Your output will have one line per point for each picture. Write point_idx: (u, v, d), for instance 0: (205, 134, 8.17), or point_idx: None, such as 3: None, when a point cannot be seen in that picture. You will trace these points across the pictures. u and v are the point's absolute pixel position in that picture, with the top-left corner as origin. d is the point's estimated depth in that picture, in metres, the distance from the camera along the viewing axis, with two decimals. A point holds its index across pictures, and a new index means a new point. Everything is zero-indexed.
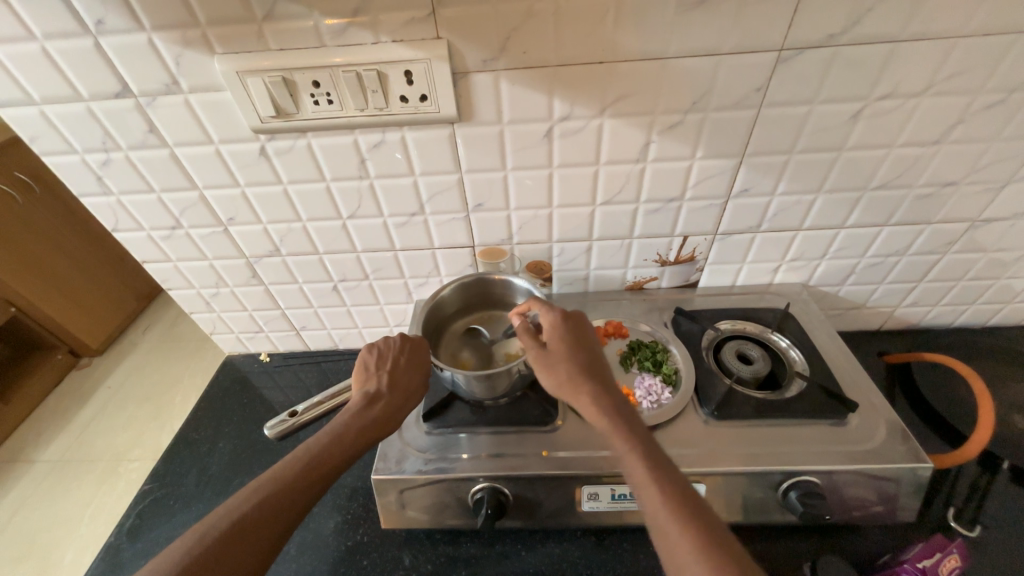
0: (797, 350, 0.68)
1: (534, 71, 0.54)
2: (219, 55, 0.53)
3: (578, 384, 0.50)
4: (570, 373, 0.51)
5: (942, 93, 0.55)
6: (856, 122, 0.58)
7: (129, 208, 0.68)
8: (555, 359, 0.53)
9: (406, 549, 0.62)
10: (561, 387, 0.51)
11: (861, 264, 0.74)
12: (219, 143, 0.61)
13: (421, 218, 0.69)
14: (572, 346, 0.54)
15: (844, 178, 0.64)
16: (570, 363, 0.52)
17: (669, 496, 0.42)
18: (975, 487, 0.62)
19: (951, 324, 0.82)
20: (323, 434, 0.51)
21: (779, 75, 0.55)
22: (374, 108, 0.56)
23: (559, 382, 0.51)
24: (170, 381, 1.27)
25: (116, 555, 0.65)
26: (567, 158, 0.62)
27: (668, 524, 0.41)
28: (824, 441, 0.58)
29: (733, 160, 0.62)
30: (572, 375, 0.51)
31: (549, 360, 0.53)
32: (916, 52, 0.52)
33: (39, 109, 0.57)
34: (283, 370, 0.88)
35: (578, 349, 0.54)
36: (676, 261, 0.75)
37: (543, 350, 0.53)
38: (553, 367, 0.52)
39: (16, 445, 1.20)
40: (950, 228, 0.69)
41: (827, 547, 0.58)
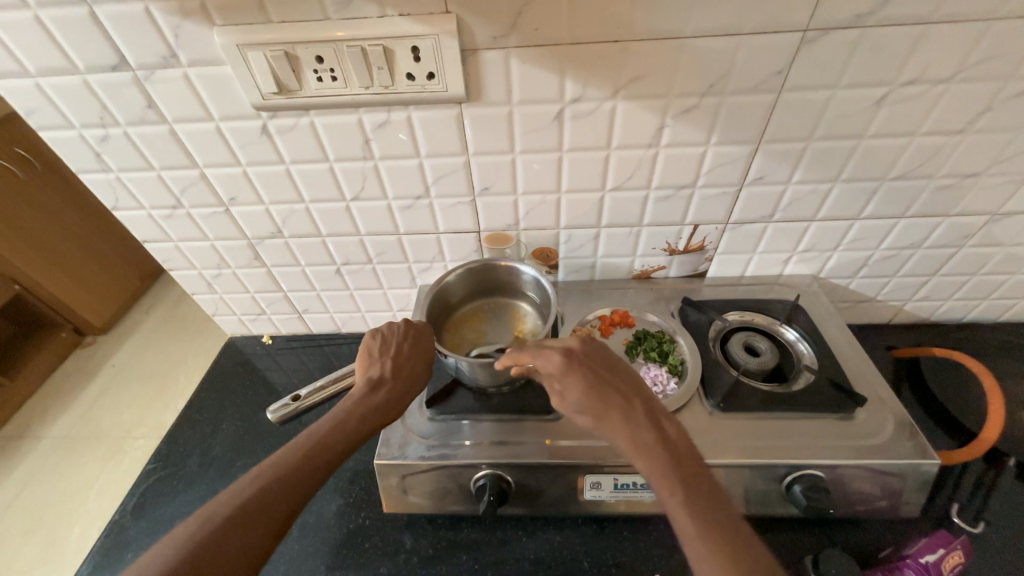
0: (805, 343, 0.68)
1: (546, 49, 0.52)
2: (218, 26, 0.51)
3: (606, 411, 0.48)
4: (612, 406, 0.48)
5: (970, 79, 0.53)
6: (879, 109, 0.56)
7: (128, 186, 0.67)
8: (595, 392, 0.49)
9: (407, 532, 0.62)
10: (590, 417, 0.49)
11: (874, 257, 0.73)
12: (219, 120, 0.59)
13: (426, 201, 0.68)
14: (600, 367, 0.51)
15: (862, 168, 0.62)
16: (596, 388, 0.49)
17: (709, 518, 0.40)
18: (980, 483, 0.61)
19: (961, 320, 0.81)
20: (326, 419, 0.50)
21: (800, 58, 0.52)
22: (379, 86, 0.54)
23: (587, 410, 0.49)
24: (173, 361, 1.27)
25: (121, 533, 0.66)
26: (577, 141, 0.60)
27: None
28: (831, 436, 0.57)
29: (748, 147, 0.60)
30: (597, 399, 0.49)
31: (588, 393, 0.49)
32: (947, 36, 0.50)
33: (35, 81, 0.55)
34: (285, 353, 0.88)
35: (620, 378, 0.51)
36: (686, 250, 0.74)
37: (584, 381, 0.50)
38: (593, 397, 0.49)
39: (21, 422, 1.21)
40: (969, 221, 0.67)
41: (828, 540, 0.58)
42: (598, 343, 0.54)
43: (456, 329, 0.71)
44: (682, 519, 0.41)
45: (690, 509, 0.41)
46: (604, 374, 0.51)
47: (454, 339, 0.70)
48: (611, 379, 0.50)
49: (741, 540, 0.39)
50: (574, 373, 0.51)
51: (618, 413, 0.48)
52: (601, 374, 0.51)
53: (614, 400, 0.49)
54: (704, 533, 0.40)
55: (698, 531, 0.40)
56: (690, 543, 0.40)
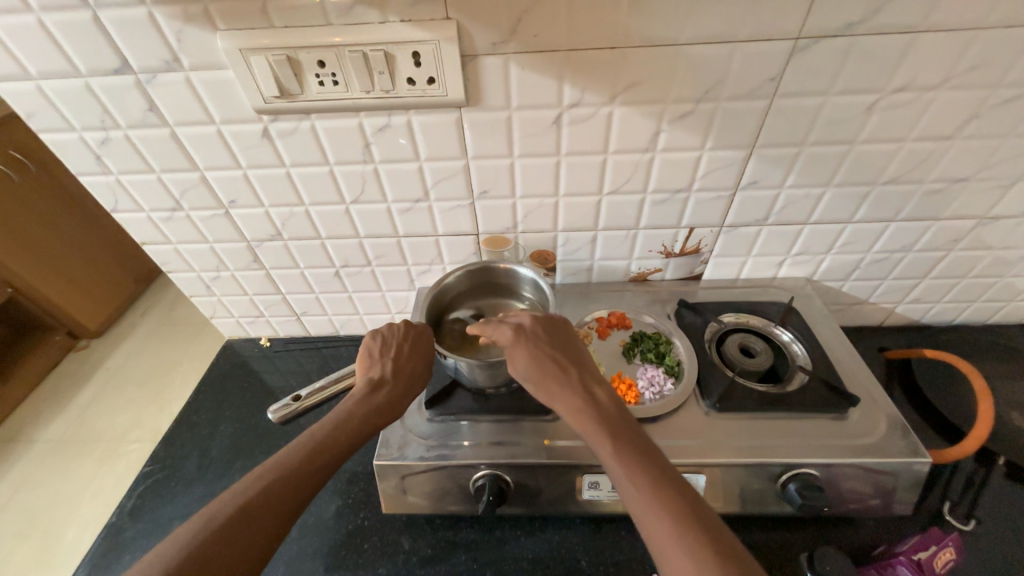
0: (799, 344, 0.68)
1: (545, 55, 0.53)
2: (221, 31, 0.51)
3: (549, 378, 0.50)
4: (553, 376, 0.50)
5: (957, 86, 0.55)
6: (870, 115, 0.57)
7: (128, 189, 0.67)
8: (537, 364, 0.51)
9: (406, 533, 0.62)
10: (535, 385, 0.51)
11: (866, 259, 0.74)
12: (221, 123, 0.60)
13: (425, 204, 0.68)
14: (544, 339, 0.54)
15: (853, 173, 0.63)
16: (539, 358, 0.52)
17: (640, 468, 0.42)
18: (971, 481, 0.62)
19: (952, 322, 0.83)
20: (328, 419, 0.51)
21: (793, 65, 0.53)
22: (380, 91, 0.55)
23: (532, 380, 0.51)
24: (169, 364, 1.27)
25: (118, 535, 0.65)
26: (575, 145, 0.61)
27: (658, 524, 0.39)
28: (825, 435, 0.58)
29: (743, 152, 0.62)
30: (541, 368, 0.51)
31: (531, 366, 0.51)
32: (934, 44, 0.51)
33: (37, 84, 0.56)
34: (283, 355, 0.88)
35: (561, 349, 0.53)
36: (682, 253, 0.75)
37: (526, 355, 0.52)
38: (536, 369, 0.51)
39: (14, 425, 1.20)
40: (958, 225, 0.69)
41: (823, 538, 0.59)
42: (542, 318, 0.56)
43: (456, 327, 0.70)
44: (617, 473, 0.43)
45: (626, 464, 0.43)
46: (545, 347, 0.53)
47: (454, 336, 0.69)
48: (552, 351, 0.52)
49: (675, 489, 0.41)
50: (518, 349, 0.53)
51: (558, 381, 0.50)
52: (544, 347, 0.53)
53: (554, 370, 0.50)
54: (639, 484, 0.41)
55: (635, 482, 0.41)
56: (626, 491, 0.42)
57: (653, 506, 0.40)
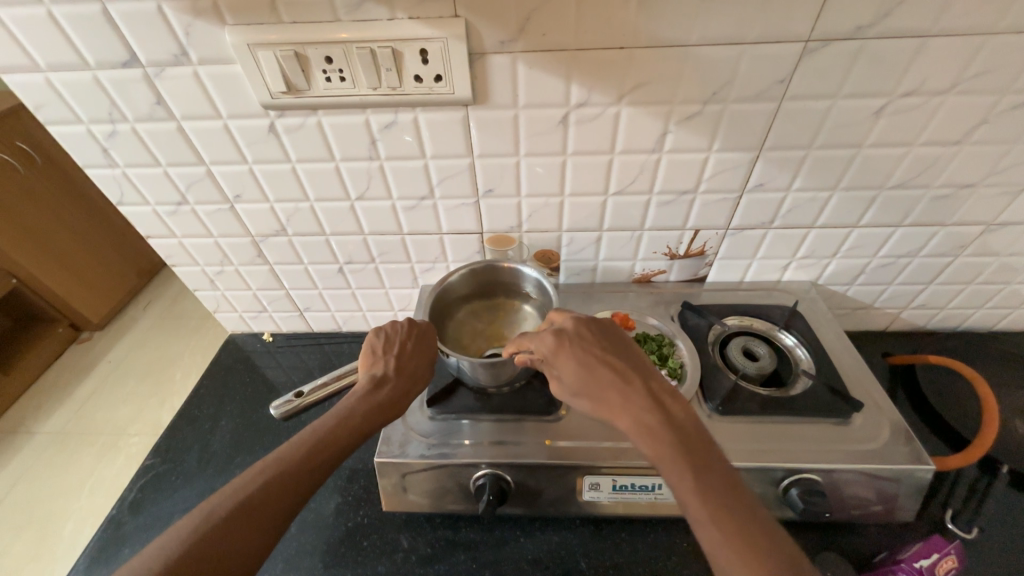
0: (803, 348, 0.68)
1: (553, 54, 0.53)
2: (230, 26, 0.51)
3: (601, 384, 0.49)
4: (610, 386, 0.48)
5: (967, 91, 0.54)
6: (878, 119, 0.57)
7: (134, 182, 0.67)
8: (593, 372, 0.49)
9: (406, 531, 0.62)
10: (585, 389, 0.50)
11: (871, 264, 0.74)
12: (227, 118, 0.60)
13: (430, 202, 0.68)
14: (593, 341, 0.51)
15: (860, 177, 0.63)
16: (590, 363, 0.50)
17: (702, 479, 0.42)
18: (974, 489, 0.62)
19: (957, 328, 0.82)
20: (329, 416, 0.51)
21: (802, 68, 0.53)
22: (387, 87, 0.55)
23: (583, 384, 0.50)
24: (171, 358, 1.27)
25: (119, 528, 0.66)
26: (581, 145, 0.61)
27: (728, 548, 0.38)
28: (827, 440, 0.58)
29: (750, 154, 0.61)
30: (592, 373, 0.49)
31: (585, 374, 0.50)
32: (945, 49, 0.51)
33: (44, 76, 0.56)
34: (286, 351, 0.88)
35: (615, 353, 0.50)
36: (686, 255, 0.75)
37: (581, 362, 0.50)
38: (591, 378, 0.49)
39: (17, 416, 1.20)
40: (965, 231, 0.68)
41: (824, 544, 0.59)
42: (596, 322, 0.54)
43: (460, 330, 0.71)
44: (679, 486, 0.42)
45: (691, 480, 0.42)
46: (602, 353, 0.51)
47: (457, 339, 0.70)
48: (609, 357, 0.50)
49: (746, 514, 0.40)
50: (570, 356, 0.51)
51: (617, 391, 0.48)
52: (600, 354, 0.50)
53: (613, 380, 0.48)
54: (708, 506, 0.40)
55: (703, 503, 0.41)
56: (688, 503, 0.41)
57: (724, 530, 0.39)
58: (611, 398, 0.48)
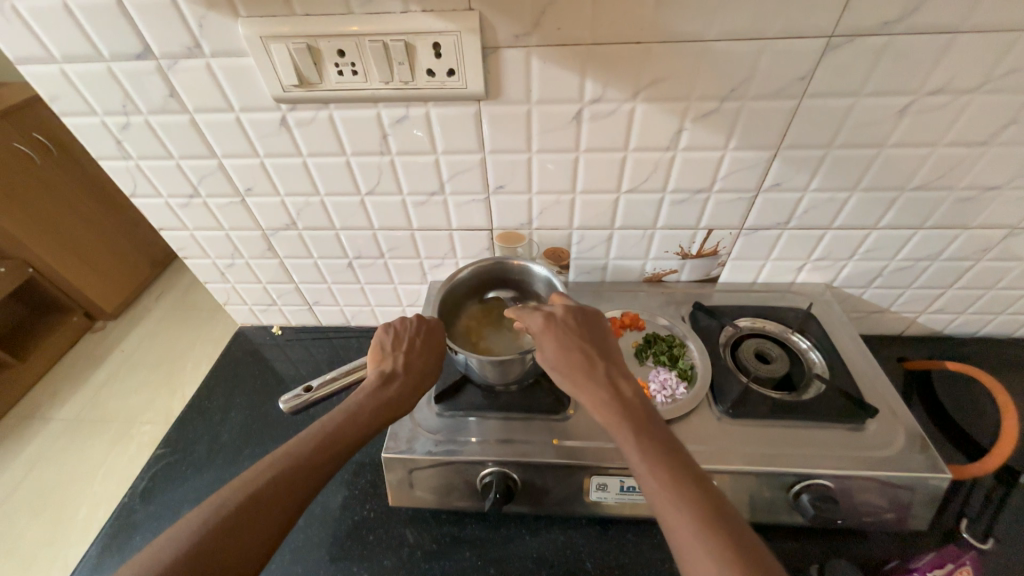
0: (817, 352, 0.67)
1: (568, 49, 0.52)
2: (243, 18, 0.51)
3: (577, 370, 0.49)
4: (582, 369, 0.49)
5: (997, 90, 0.52)
6: (902, 118, 0.55)
7: (147, 174, 0.67)
8: (568, 357, 0.50)
9: (411, 527, 0.63)
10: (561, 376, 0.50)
11: (889, 267, 0.72)
12: (240, 111, 0.60)
13: (440, 198, 0.68)
14: (574, 330, 0.52)
15: (881, 177, 0.61)
16: (569, 350, 0.50)
17: (667, 467, 0.41)
18: (990, 498, 0.61)
19: (976, 334, 0.80)
20: (338, 412, 0.51)
21: (824, 64, 0.52)
22: (399, 82, 0.54)
23: (560, 371, 0.50)
24: (181, 348, 1.29)
25: (130, 516, 0.67)
26: (594, 142, 0.60)
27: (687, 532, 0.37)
28: (840, 446, 0.57)
29: (767, 152, 0.60)
30: (570, 360, 0.49)
31: (560, 358, 0.50)
32: (974, 46, 0.49)
33: (60, 67, 0.56)
34: (294, 344, 0.89)
35: (593, 343, 0.51)
36: (698, 254, 0.74)
37: (557, 346, 0.51)
38: (565, 362, 0.50)
39: (32, 403, 1.23)
40: (989, 234, 0.66)
41: (834, 550, 0.58)
42: (578, 310, 0.54)
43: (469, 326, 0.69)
44: (643, 473, 0.41)
45: (655, 467, 0.41)
46: (578, 340, 0.51)
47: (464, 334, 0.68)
48: (584, 343, 0.51)
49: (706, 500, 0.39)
50: (548, 339, 0.52)
51: (589, 376, 0.48)
52: (577, 341, 0.51)
53: (585, 365, 0.49)
54: (669, 489, 0.39)
55: (665, 486, 0.40)
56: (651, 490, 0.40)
57: (684, 513, 0.38)
58: (585, 384, 0.48)
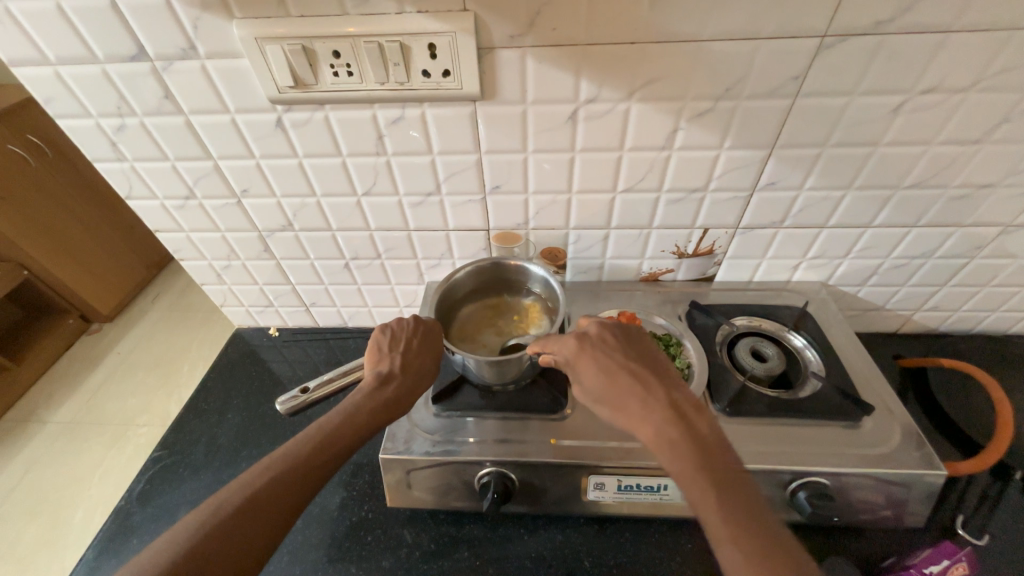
0: (813, 350, 0.67)
1: (563, 48, 0.52)
2: (237, 19, 0.51)
3: (625, 394, 0.48)
4: (630, 392, 0.48)
5: (989, 89, 0.53)
6: (895, 117, 0.56)
7: (142, 175, 0.67)
8: (613, 378, 0.49)
9: (410, 527, 0.63)
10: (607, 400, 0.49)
11: (884, 265, 0.72)
12: (235, 112, 0.59)
13: (436, 198, 0.68)
14: (615, 352, 0.52)
15: (875, 176, 0.62)
16: (614, 374, 0.50)
17: (726, 498, 0.41)
18: (985, 494, 0.61)
19: (970, 331, 0.81)
20: (336, 413, 0.51)
21: (818, 64, 0.52)
22: (395, 82, 0.54)
23: (605, 394, 0.50)
24: (178, 350, 1.28)
25: (127, 518, 0.66)
26: (590, 142, 0.60)
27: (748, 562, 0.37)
28: (836, 443, 0.57)
29: (762, 151, 0.60)
30: (615, 383, 0.49)
31: (605, 381, 0.50)
32: (967, 45, 0.50)
33: (54, 69, 0.56)
34: (291, 345, 0.89)
35: (638, 364, 0.50)
36: (694, 254, 0.74)
37: (602, 367, 0.50)
38: (610, 384, 0.49)
39: (29, 406, 1.22)
40: (982, 232, 0.67)
41: (830, 547, 0.58)
42: (617, 330, 0.54)
43: (466, 325, 0.70)
44: (702, 504, 0.41)
45: (715, 500, 0.41)
46: (621, 360, 0.51)
47: (461, 334, 0.68)
48: (629, 365, 0.50)
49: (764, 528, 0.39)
50: (590, 361, 0.51)
51: (637, 399, 0.48)
52: (621, 362, 0.50)
53: (633, 389, 0.48)
54: (728, 523, 0.40)
55: (723, 515, 0.40)
56: (711, 522, 0.40)
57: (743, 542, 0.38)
58: (633, 409, 0.47)
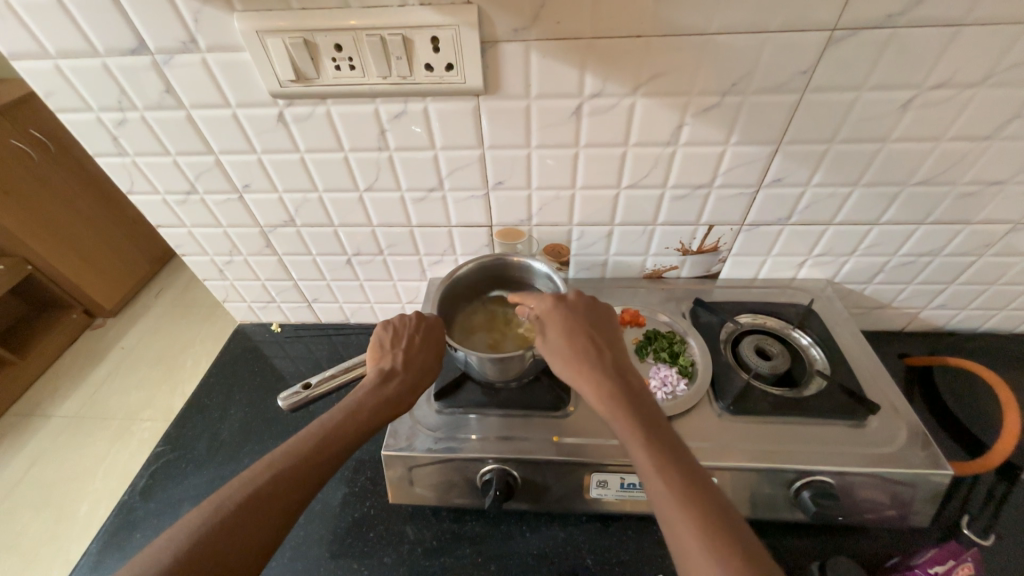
0: (818, 348, 0.67)
1: (568, 42, 0.51)
2: (238, 12, 0.50)
3: (581, 351, 0.52)
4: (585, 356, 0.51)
5: (1001, 84, 0.52)
6: (905, 112, 0.55)
7: (144, 170, 0.67)
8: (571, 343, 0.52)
9: (412, 523, 0.63)
10: (563, 356, 0.52)
11: (891, 263, 0.72)
12: (236, 107, 0.59)
13: (439, 194, 0.67)
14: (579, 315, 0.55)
15: (883, 172, 0.61)
16: (574, 333, 0.53)
17: (659, 444, 0.43)
18: (991, 494, 0.61)
19: (977, 330, 0.80)
20: (338, 409, 0.51)
21: (827, 58, 0.51)
22: (397, 76, 0.54)
23: (563, 351, 0.52)
24: (181, 345, 1.28)
25: (130, 513, 0.67)
26: (595, 137, 0.60)
27: (675, 510, 0.40)
28: (841, 442, 0.56)
29: (769, 147, 0.59)
30: (574, 340, 0.52)
31: (565, 339, 0.53)
32: (979, 38, 0.49)
33: (54, 62, 0.55)
34: (293, 341, 0.88)
35: (596, 327, 0.54)
36: (699, 251, 0.73)
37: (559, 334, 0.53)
38: (566, 349, 0.52)
39: (33, 400, 1.23)
40: (991, 230, 0.66)
41: (834, 546, 0.58)
42: (584, 298, 0.58)
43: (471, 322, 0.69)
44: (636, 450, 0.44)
45: (648, 444, 0.43)
46: (582, 323, 0.54)
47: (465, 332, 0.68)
48: (588, 328, 0.54)
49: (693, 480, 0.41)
50: (550, 328, 0.54)
51: (593, 360, 0.51)
52: (581, 324, 0.54)
53: (589, 348, 0.52)
54: (658, 465, 0.42)
55: (655, 466, 0.42)
56: (642, 464, 0.43)
57: (670, 492, 0.40)
58: (586, 364, 0.50)
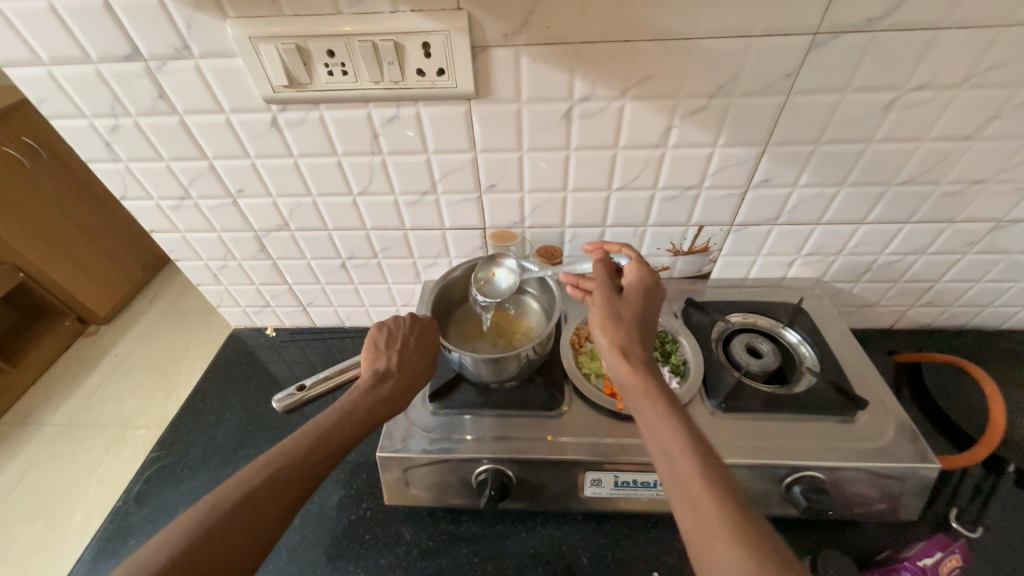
0: (807, 345, 0.68)
1: (557, 47, 0.52)
2: (231, 19, 0.51)
3: (629, 345, 0.50)
4: (625, 341, 0.50)
5: (980, 85, 0.53)
6: (887, 114, 0.56)
7: (137, 176, 0.67)
8: (628, 339, 0.50)
9: (408, 524, 0.63)
10: (609, 343, 0.50)
11: (878, 261, 0.73)
12: (230, 112, 0.59)
13: (432, 197, 0.68)
14: (637, 307, 0.53)
15: (868, 172, 0.62)
16: (628, 324, 0.51)
17: (694, 452, 0.41)
18: (980, 487, 0.62)
19: (964, 326, 0.81)
20: (333, 410, 0.51)
21: (811, 60, 0.52)
22: (389, 81, 0.55)
23: (607, 336, 0.50)
24: (176, 351, 1.28)
25: (125, 519, 0.66)
26: (585, 140, 0.61)
27: (710, 518, 0.38)
28: (831, 437, 0.57)
29: (755, 149, 0.61)
30: (622, 332, 0.50)
31: (616, 330, 0.51)
32: (957, 40, 0.50)
33: (47, 70, 0.56)
34: (288, 345, 0.88)
35: (645, 322, 0.52)
36: (690, 251, 0.74)
37: (603, 321, 0.52)
38: (609, 330, 0.51)
39: (25, 408, 1.22)
40: (975, 228, 0.67)
41: (825, 541, 0.58)
42: (640, 283, 0.55)
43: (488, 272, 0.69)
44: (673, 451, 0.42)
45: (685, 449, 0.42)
46: (633, 315, 0.52)
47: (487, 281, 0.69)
48: (636, 321, 0.52)
49: (727, 491, 0.39)
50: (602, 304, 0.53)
51: (637, 353, 0.49)
52: (632, 318, 0.52)
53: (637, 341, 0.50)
54: (695, 471, 0.40)
55: (694, 470, 0.40)
56: (679, 463, 0.41)
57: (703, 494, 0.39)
58: (631, 358, 0.49)
